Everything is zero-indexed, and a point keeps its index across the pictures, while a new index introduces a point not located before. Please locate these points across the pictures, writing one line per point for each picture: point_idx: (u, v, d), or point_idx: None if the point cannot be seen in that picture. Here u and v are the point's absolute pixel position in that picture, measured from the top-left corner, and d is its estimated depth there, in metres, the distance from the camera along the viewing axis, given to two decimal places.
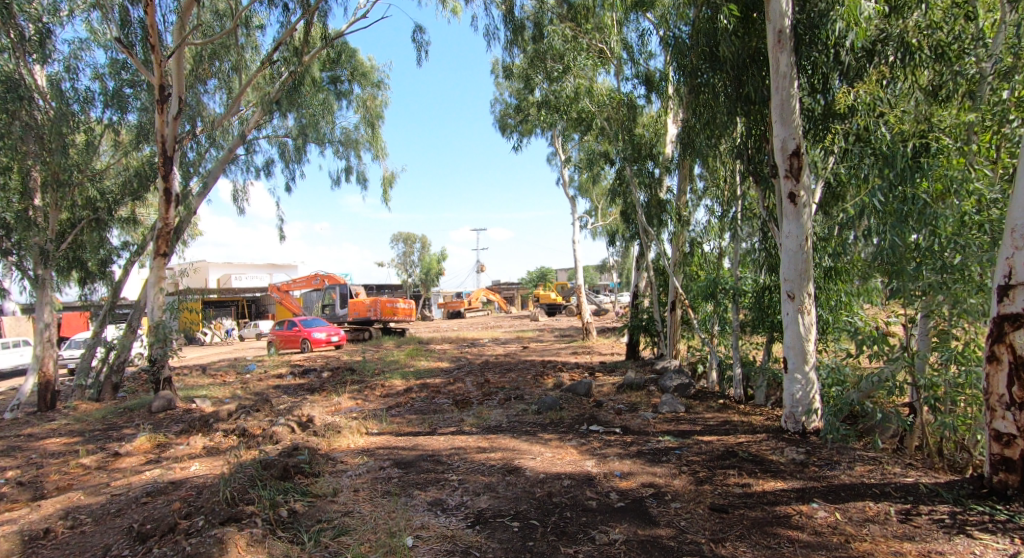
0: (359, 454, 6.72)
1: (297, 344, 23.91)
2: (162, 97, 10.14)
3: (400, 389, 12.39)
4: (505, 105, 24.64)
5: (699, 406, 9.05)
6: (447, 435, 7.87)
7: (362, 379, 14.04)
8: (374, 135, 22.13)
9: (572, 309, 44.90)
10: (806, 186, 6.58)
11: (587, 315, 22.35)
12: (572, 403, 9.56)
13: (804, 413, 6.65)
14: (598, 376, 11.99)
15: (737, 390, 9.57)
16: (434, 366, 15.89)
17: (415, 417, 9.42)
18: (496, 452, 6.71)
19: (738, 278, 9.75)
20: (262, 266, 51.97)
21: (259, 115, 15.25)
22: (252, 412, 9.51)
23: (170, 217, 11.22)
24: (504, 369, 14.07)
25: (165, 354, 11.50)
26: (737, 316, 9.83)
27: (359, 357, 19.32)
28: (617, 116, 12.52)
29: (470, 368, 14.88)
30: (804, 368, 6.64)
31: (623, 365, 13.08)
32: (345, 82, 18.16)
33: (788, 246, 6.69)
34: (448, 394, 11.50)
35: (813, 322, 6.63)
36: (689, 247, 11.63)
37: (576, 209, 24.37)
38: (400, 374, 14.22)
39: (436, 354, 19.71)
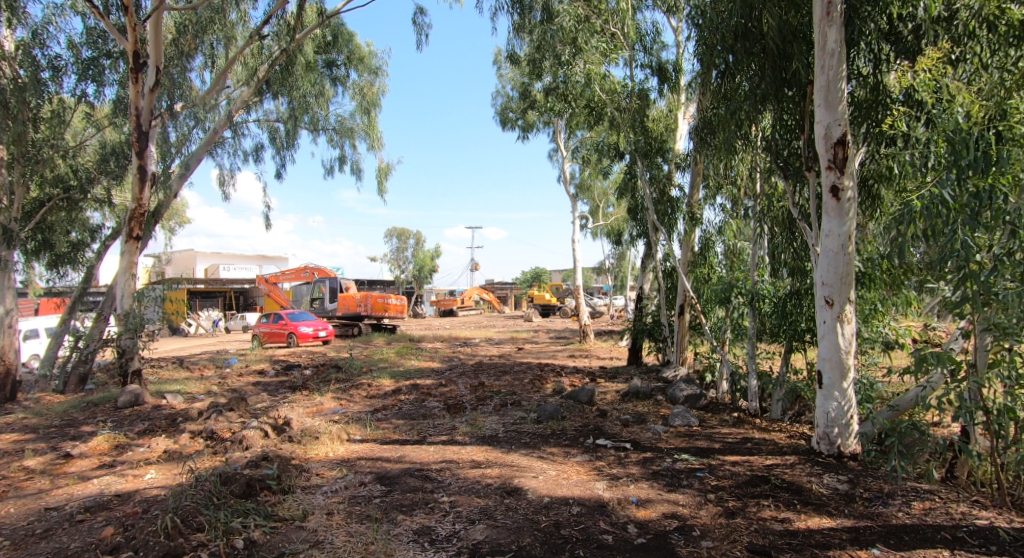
0: (338, 466, 5.93)
1: (283, 339, 23.08)
2: (136, 66, 9.28)
3: (389, 389, 11.61)
4: (507, 98, 23.89)
5: (712, 420, 8.33)
6: (438, 445, 7.10)
7: (349, 377, 13.24)
8: (369, 124, 21.32)
9: (567, 311, 44.21)
10: (850, 180, 5.93)
11: (585, 317, 21.64)
12: (573, 411, 8.81)
13: (840, 434, 5.92)
14: (600, 382, 11.26)
15: (752, 404, 8.88)
16: (425, 366, 15.11)
17: (403, 422, 8.65)
18: (493, 469, 5.94)
19: (757, 282, 9.07)
20: (252, 257, 50.95)
21: (248, 95, 14.41)
22: (224, 411, 8.69)
23: (144, 197, 10.39)
24: (499, 371, 13.33)
25: (136, 345, 10.66)
26: (753, 324, 9.14)
27: (347, 354, 18.50)
28: (629, 107, 11.81)
29: (463, 370, 14.10)
30: (841, 383, 5.93)
31: (626, 372, 12.36)
32: (341, 67, 17.36)
33: (827, 247, 6.00)
34: (440, 397, 10.72)
35: (853, 333, 5.95)
36: (701, 249, 10.93)
37: (577, 207, 23.67)
38: (389, 374, 13.43)
39: (427, 353, 18.91)
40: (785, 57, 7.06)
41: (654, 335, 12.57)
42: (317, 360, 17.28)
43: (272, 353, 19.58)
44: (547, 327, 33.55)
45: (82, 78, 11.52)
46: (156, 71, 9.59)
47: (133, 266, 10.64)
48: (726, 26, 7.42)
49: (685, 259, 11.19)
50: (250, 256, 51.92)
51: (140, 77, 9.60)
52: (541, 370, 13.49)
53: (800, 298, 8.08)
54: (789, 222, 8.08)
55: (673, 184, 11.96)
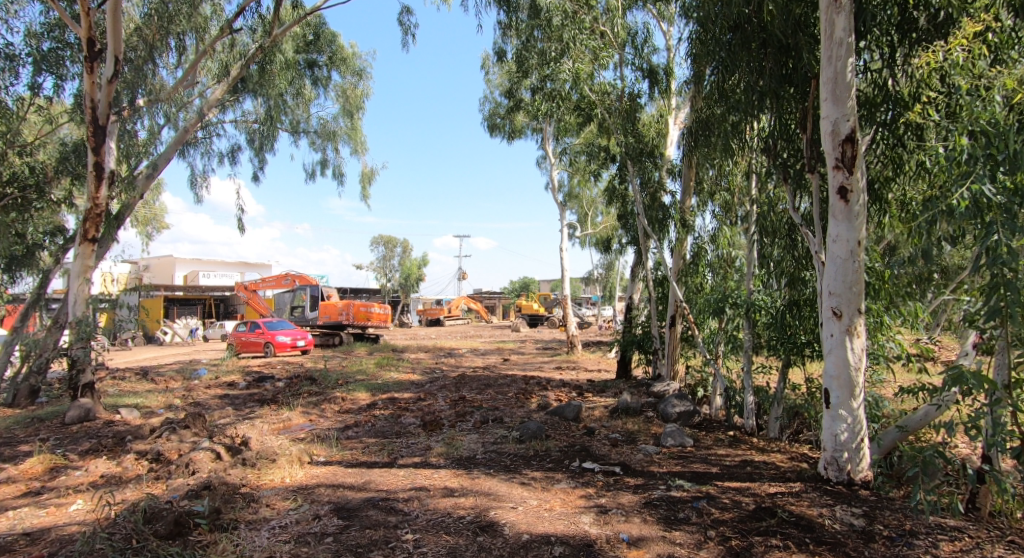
0: (293, 495, 5.29)
1: (259, 348, 22.29)
2: (92, 54, 8.68)
3: (364, 404, 10.95)
4: (495, 103, 23.45)
5: (707, 439, 7.77)
6: (409, 468, 6.47)
7: (323, 391, 12.55)
8: (352, 128, 20.73)
9: (555, 321, 43.69)
10: (859, 180, 5.41)
11: (573, 327, 21.10)
12: (559, 429, 8.22)
13: (849, 459, 5.37)
14: (587, 396, 10.67)
15: (748, 421, 8.33)
16: (404, 378, 14.44)
17: (375, 441, 8.00)
18: (468, 498, 5.33)
19: (752, 292, 8.54)
20: (234, 264, 49.97)
21: (221, 92, 13.76)
22: (179, 428, 7.99)
23: (101, 196, 9.72)
24: (482, 384, 12.72)
25: (89, 355, 9.92)
26: (749, 336, 8.62)
27: (324, 365, 17.76)
28: (618, 109, 11.36)
29: (444, 382, 13.46)
30: (851, 402, 5.38)
31: (615, 385, 11.78)
32: (323, 68, 16.75)
33: (835, 253, 5.46)
34: (417, 413, 10.07)
35: (863, 347, 5.41)
36: (694, 257, 10.41)
37: (565, 216, 23.20)
38: (365, 386, 12.76)
39: (409, 364, 18.23)
40: (788, 51, 6.58)
41: (644, 348, 12.03)
42: (293, 372, 16.55)
43: (247, 364, 18.80)
44: (534, 338, 32.92)
45: (40, 70, 10.87)
46: (114, 60, 8.95)
47: (88, 271, 9.93)
48: (723, 18, 6.93)
49: (677, 267, 10.66)
50: (232, 263, 50.91)
51: (96, 66, 8.97)
52: (526, 383, 12.89)
53: (801, 309, 7.56)
54: (790, 228, 7.56)
55: (664, 190, 11.48)
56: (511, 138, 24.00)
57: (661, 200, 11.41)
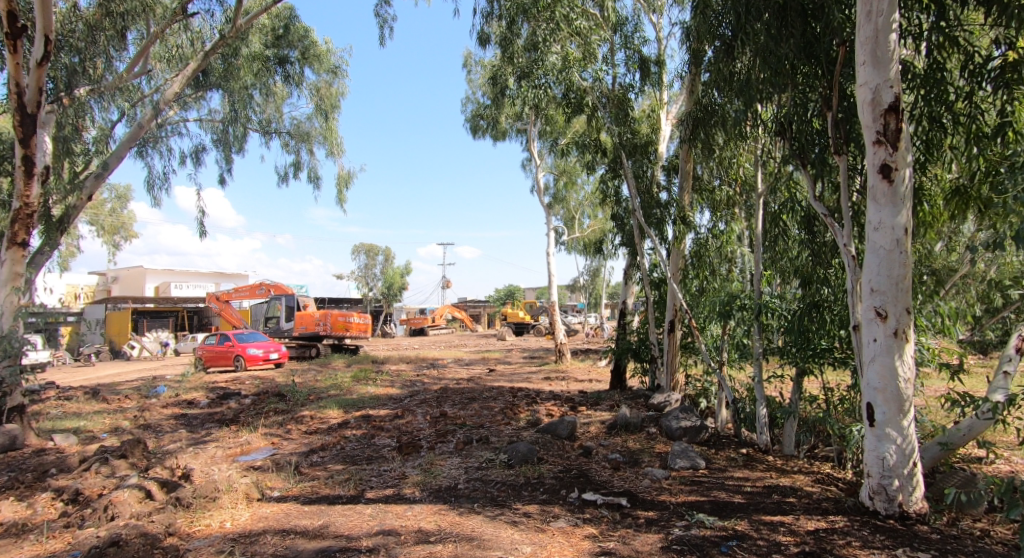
0: (229, 548, 4.32)
1: (229, 362, 21.11)
2: (15, 32, 7.56)
3: (334, 424, 9.90)
4: (477, 104, 22.56)
5: (719, 459, 6.87)
6: (377, 504, 5.48)
7: (291, 409, 11.47)
8: (327, 129, 19.70)
9: (541, 329, 42.75)
10: (904, 157, 4.55)
11: (561, 335, 20.18)
12: (552, 450, 7.29)
13: (900, 487, 4.53)
14: (581, 410, 9.75)
15: (762, 437, 7.44)
16: (381, 392, 13.40)
17: (341, 468, 7.00)
18: (446, 544, 4.39)
19: (762, 293, 7.68)
20: (209, 275, 48.39)
21: (179, 85, 12.68)
22: (113, 459, 6.92)
23: (32, 196, 8.57)
24: (465, 398, 11.73)
25: (18, 375, 8.78)
26: (760, 342, 7.76)
27: (297, 380, 16.62)
28: (611, 98, 10.51)
29: (424, 397, 12.44)
30: (900, 420, 4.54)
31: (610, 398, 10.88)
32: (295, 65, 15.58)
33: (876, 243, 4.60)
34: (393, 433, 9.05)
35: (911, 353, 4.56)
36: (693, 255, 9.54)
37: (551, 220, 22.35)
38: (338, 403, 11.70)
39: (387, 376, 17.16)
40: (812, 12, 5.78)
41: (640, 356, 11.12)
42: (262, 388, 15.40)
43: (214, 380, 17.61)
44: (519, 346, 31.66)
45: None
46: (43, 40, 7.81)
47: (17, 280, 8.78)
48: None
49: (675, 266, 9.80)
50: (207, 274, 49.29)
51: (21, 46, 7.82)
52: (513, 396, 11.92)
53: (824, 310, 6.68)
54: (812, 218, 6.70)
55: (660, 185, 10.64)
56: (494, 140, 23.13)
57: (657, 196, 10.56)
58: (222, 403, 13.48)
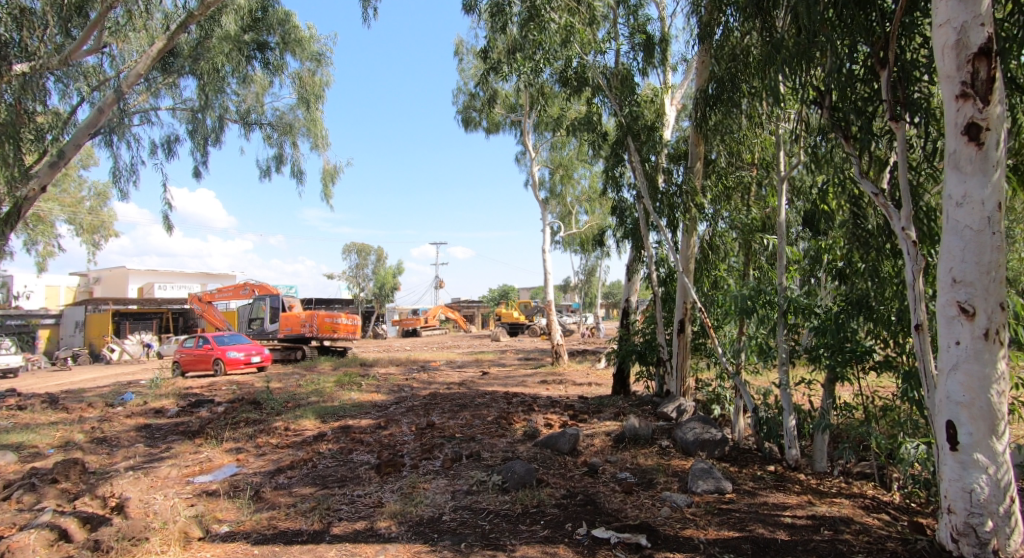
0: None
1: (208, 366, 20.08)
2: None
3: (308, 437, 8.92)
4: (469, 95, 21.56)
5: (746, 480, 5.95)
6: (342, 545, 4.57)
7: (264, 420, 10.50)
8: (311, 121, 18.61)
9: (536, 329, 41.83)
10: (996, 113, 3.61)
11: (558, 336, 19.25)
12: (551, 470, 6.37)
13: (993, 527, 3.59)
14: (583, 420, 8.83)
15: (791, 451, 6.49)
16: (364, 399, 12.43)
17: (308, 493, 6.06)
18: None
19: (788, 288, 6.79)
20: (195, 276, 47.16)
21: (142, 67, 11.70)
22: (39, 487, 5.97)
23: None
24: (455, 406, 10.77)
25: None
26: (787, 344, 6.85)
27: (277, 386, 15.62)
28: (614, 77, 9.57)
29: (411, 404, 11.46)
30: (991, 442, 3.61)
31: (613, 405, 9.95)
32: (275, 52, 14.69)
33: (958, 221, 3.67)
34: (372, 447, 8.10)
35: (1006, 358, 3.63)
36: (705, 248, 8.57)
37: (546, 215, 21.43)
38: (315, 412, 10.74)
39: (374, 381, 16.16)
40: None
41: (646, 358, 10.17)
42: (238, 395, 14.41)
43: (189, 387, 16.62)
44: (515, 347, 30.72)
45: None
46: None
47: None
48: None
49: (684, 258, 8.85)
50: (193, 274, 48.04)
51: None
52: (507, 403, 10.98)
53: (869, 306, 5.72)
54: (857, 200, 5.73)
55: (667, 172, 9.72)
56: (486, 133, 22.20)
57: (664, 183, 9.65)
58: (192, 412, 12.48)
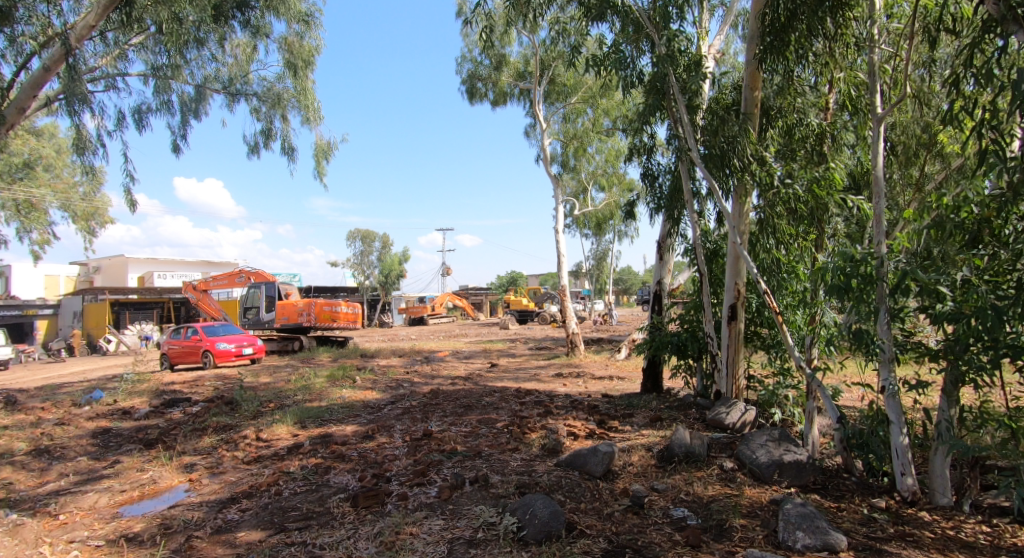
0: None
1: (197, 359, 18.65)
2: None
3: (281, 450, 7.37)
4: (474, 63, 19.71)
5: (852, 527, 4.32)
6: None
7: (235, 425, 8.95)
8: (300, 90, 16.46)
9: (546, 317, 40.29)
10: None
11: (573, 324, 17.60)
12: (583, 506, 4.81)
13: None
14: (612, 429, 7.21)
15: (905, 480, 4.85)
16: (356, 398, 10.89)
17: (255, 542, 4.51)
18: None
19: (896, 258, 5.12)
20: (195, 264, 45.93)
21: (94, 18, 10.00)
22: None
23: None
24: (459, 408, 9.19)
25: None
26: (892, 335, 5.19)
27: (264, 383, 14.10)
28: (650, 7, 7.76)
29: (409, 405, 9.88)
30: None
31: (645, 409, 8.33)
32: (256, 11, 13.00)
33: None
34: (353, 466, 6.54)
35: None
36: (762, 216, 6.92)
37: (559, 193, 19.74)
38: (295, 416, 9.20)
39: (372, 375, 14.61)
40: None
41: (684, 352, 8.55)
42: (218, 392, 12.90)
43: (171, 382, 15.15)
44: (525, 336, 29.17)
45: None
46: None
47: None
48: None
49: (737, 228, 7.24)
50: (193, 262, 46.69)
51: None
52: (520, 404, 9.35)
53: None
54: None
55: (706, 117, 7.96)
56: (493, 104, 20.48)
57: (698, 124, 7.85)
58: (161, 413, 10.96)
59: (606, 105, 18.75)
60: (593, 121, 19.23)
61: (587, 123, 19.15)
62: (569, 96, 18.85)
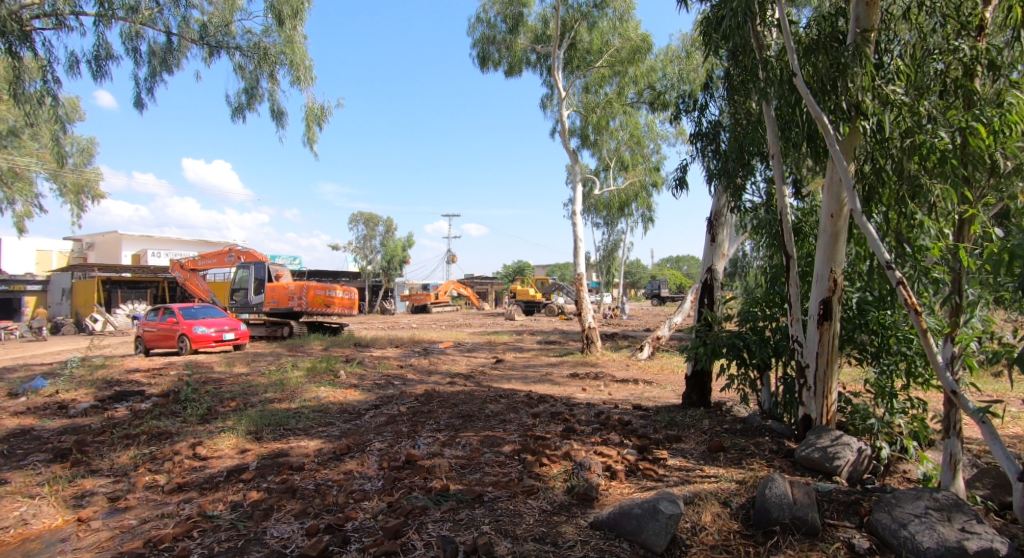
0: None
1: (173, 343, 16.83)
2: None
3: (217, 475, 5.55)
4: (487, 24, 17.65)
5: None
6: None
7: (177, 431, 7.11)
8: (286, 44, 13.93)
9: (554, 308, 38.58)
10: None
11: (589, 318, 15.69)
12: None
13: None
14: (659, 463, 5.34)
15: None
16: (333, 399, 9.03)
17: None
18: None
19: None
20: (192, 242, 44.18)
21: None
22: None
23: None
24: (456, 419, 7.32)
25: None
26: None
27: (237, 374, 12.28)
28: None
29: (395, 412, 8.03)
30: None
31: (695, 432, 6.45)
32: None
33: None
34: (303, 507, 4.68)
35: None
36: (873, 180, 5.11)
37: (578, 171, 17.81)
38: (252, 421, 7.35)
39: (360, 369, 12.80)
40: None
41: (747, 361, 6.69)
42: (181, 384, 11.08)
43: (136, 369, 13.28)
44: (532, 329, 27.39)
45: None
46: None
47: None
48: None
49: (835, 197, 5.46)
50: (190, 241, 44.87)
51: None
52: (534, 416, 7.48)
53: None
54: None
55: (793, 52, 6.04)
56: (506, 73, 18.56)
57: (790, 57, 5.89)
58: (103, 408, 9.04)
59: (633, 73, 16.91)
60: (617, 92, 17.46)
61: (610, 94, 17.32)
62: (592, 63, 17.04)
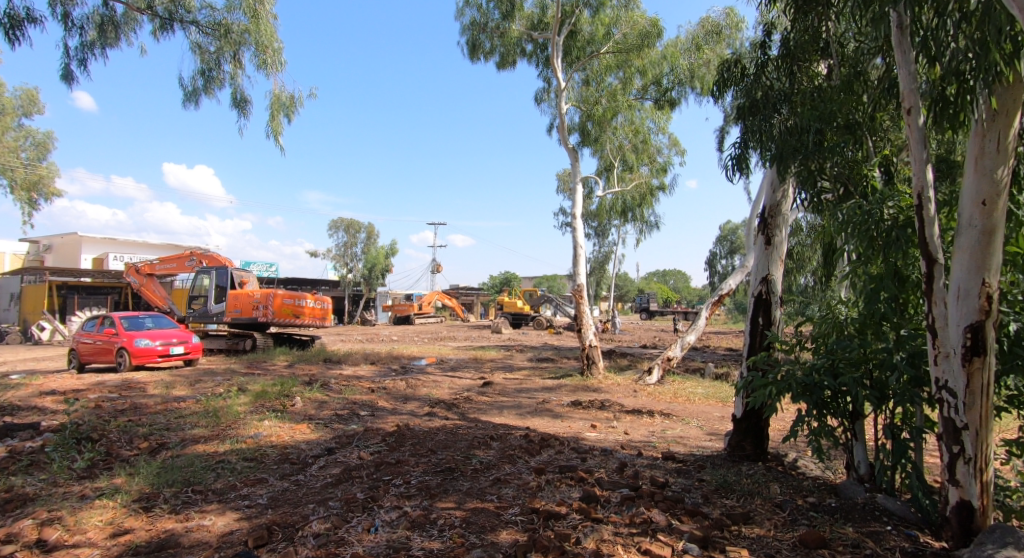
0: None
1: (112, 358, 14.66)
2: None
3: None
4: (477, 10, 15.89)
5: None
6: None
7: (38, 491, 5.09)
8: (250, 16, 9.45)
9: (542, 321, 36.78)
10: None
11: (590, 335, 13.82)
12: None
13: None
14: None
15: None
16: (275, 440, 7.03)
17: None
18: None
19: None
20: (160, 246, 41.72)
21: None
22: None
23: None
24: (434, 477, 5.39)
25: None
26: None
27: (171, 398, 10.19)
28: None
29: (353, 462, 6.06)
30: None
31: (769, 507, 4.62)
32: None
33: None
34: None
35: None
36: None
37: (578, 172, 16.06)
38: (150, 477, 5.35)
39: (323, 393, 10.76)
40: None
41: (832, 407, 4.85)
42: (95, 412, 8.98)
43: (53, 389, 11.05)
44: (521, 344, 25.46)
45: None
46: None
47: None
48: None
49: (989, 175, 3.68)
50: (158, 246, 42.36)
51: None
52: (537, 472, 5.56)
53: None
54: None
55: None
56: (498, 64, 16.84)
57: None
58: None
59: (638, 64, 15.23)
60: (621, 85, 15.82)
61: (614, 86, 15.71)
62: (593, 54, 15.35)
